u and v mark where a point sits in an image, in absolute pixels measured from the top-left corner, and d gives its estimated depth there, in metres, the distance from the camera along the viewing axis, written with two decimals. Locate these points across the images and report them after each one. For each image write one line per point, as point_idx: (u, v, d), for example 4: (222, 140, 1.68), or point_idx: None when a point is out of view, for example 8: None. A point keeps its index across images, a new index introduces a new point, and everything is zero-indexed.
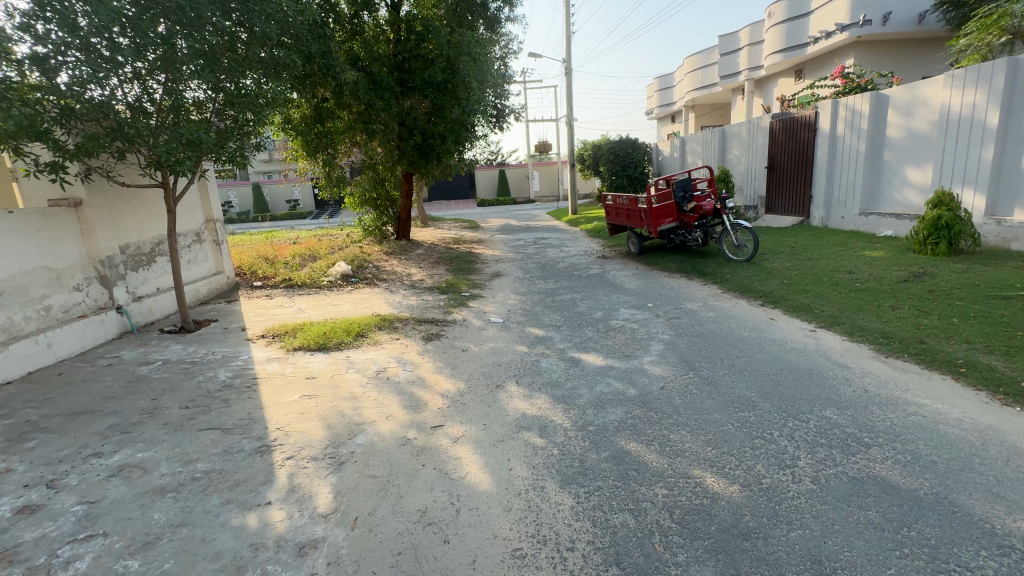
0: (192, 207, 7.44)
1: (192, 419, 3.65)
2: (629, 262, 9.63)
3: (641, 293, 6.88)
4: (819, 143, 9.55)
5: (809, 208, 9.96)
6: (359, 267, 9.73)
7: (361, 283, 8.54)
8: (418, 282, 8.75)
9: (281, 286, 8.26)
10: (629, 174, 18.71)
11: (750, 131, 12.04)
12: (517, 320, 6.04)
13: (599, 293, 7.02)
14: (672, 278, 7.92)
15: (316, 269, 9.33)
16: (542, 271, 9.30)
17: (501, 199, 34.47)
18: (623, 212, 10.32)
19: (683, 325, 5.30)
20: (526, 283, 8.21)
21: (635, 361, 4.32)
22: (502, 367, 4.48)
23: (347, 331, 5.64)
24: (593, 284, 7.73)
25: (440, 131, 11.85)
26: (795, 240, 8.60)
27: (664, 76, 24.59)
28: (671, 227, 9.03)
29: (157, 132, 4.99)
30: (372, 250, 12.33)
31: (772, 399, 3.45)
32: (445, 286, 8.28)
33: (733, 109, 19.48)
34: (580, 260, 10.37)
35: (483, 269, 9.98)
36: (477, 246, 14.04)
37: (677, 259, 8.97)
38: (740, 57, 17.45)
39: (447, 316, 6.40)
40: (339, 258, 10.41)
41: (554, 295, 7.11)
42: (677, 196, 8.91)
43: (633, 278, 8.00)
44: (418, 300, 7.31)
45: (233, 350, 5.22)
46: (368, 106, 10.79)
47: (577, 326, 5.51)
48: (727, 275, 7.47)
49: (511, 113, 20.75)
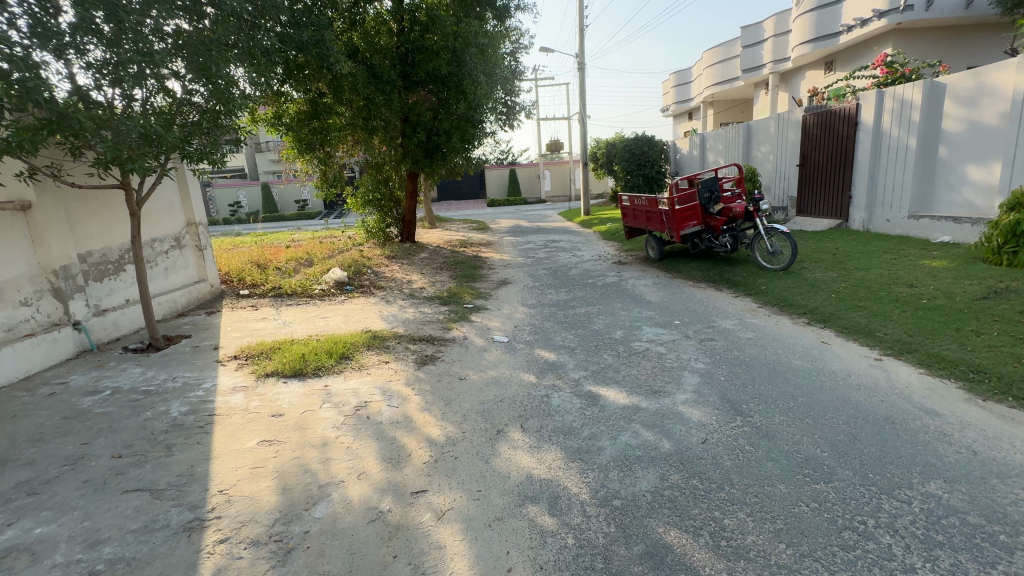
0: (170, 210, 6.82)
1: (120, 476, 2.96)
2: (649, 269, 8.82)
3: (666, 308, 6.08)
4: (861, 138, 8.63)
5: (847, 210, 9.05)
6: (356, 273, 9.06)
7: (356, 292, 7.85)
8: (418, 291, 8.06)
9: (269, 295, 7.61)
10: (645, 173, 17.78)
11: (779, 126, 11.13)
12: (525, 339, 5.29)
13: (617, 307, 6.24)
14: (698, 289, 7.10)
15: (310, 275, 8.67)
16: (554, 279, 8.53)
17: (511, 199, 33.75)
18: (640, 214, 9.52)
19: (719, 350, 4.51)
20: (536, 293, 7.46)
21: (667, 400, 3.55)
22: (505, 404, 3.74)
23: (329, 353, 4.94)
24: (610, 295, 6.95)
25: (445, 128, 11.16)
26: (835, 246, 7.72)
27: (681, 72, 23.62)
28: (695, 231, 8.21)
29: (104, 123, 4.31)
30: (374, 254, 11.66)
31: (853, 464, 2.64)
32: (448, 296, 7.57)
33: (755, 104, 18.49)
34: (595, 266, 9.58)
35: (490, 276, 9.25)
36: (485, 249, 13.32)
37: (702, 266, 8.15)
38: (764, 49, 16.48)
39: (445, 334, 5.67)
40: (336, 263, 9.76)
41: (567, 309, 6.36)
42: (702, 197, 8.09)
43: (655, 289, 7.19)
44: (417, 313, 6.61)
45: (198, 375, 4.54)
46: (367, 101, 10.10)
47: (594, 350, 4.74)
48: (762, 286, 6.64)
49: (522, 111, 19.99)
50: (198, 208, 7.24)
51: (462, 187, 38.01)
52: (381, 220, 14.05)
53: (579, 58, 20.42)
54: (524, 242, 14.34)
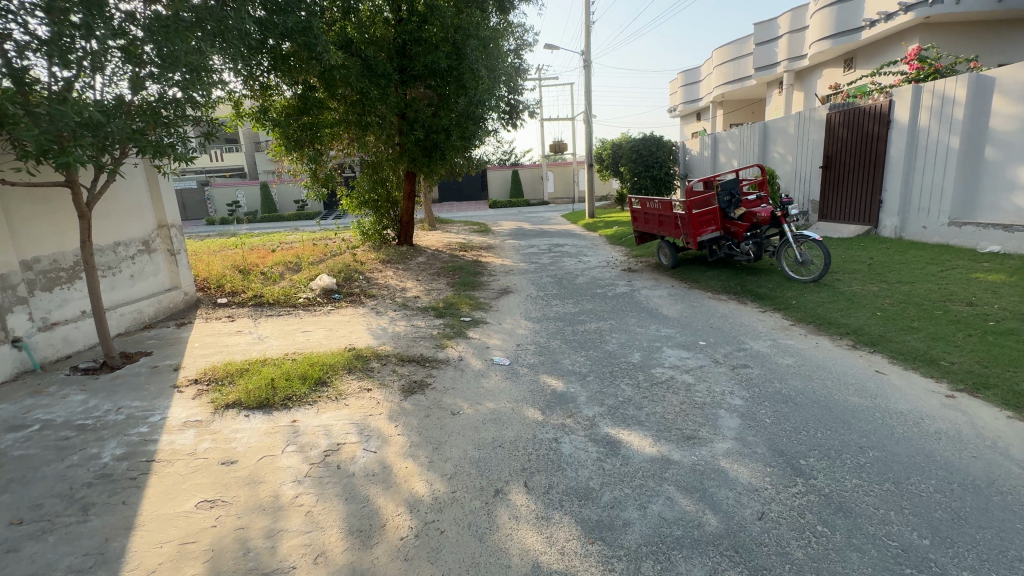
0: (138, 210, 6.17)
1: (11, 555, 2.31)
2: (662, 278, 8.16)
3: (687, 325, 5.42)
4: (894, 136, 7.96)
5: (877, 216, 8.38)
6: (346, 280, 8.44)
7: (345, 301, 7.23)
8: (413, 300, 7.42)
9: (248, 304, 6.98)
10: (653, 175, 17.08)
11: (799, 126, 10.47)
12: (529, 362, 4.64)
13: (632, 323, 5.58)
14: (719, 302, 6.44)
15: (296, 282, 8.02)
16: (559, 288, 7.87)
17: (514, 200, 33.10)
18: (652, 218, 8.85)
19: (757, 380, 3.84)
20: (541, 304, 6.80)
21: (704, 451, 2.89)
22: (505, 451, 3.08)
23: (304, 378, 4.30)
24: (623, 308, 6.29)
25: (444, 125, 10.53)
26: (869, 255, 7.04)
27: (689, 71, 22.97)
28: (714, 236, 7.59)
29: (32, 106, 3.66)
30: (367, 258, 11.02)
31: (970, 562, 1.98)
32: (444, 307, 6.92)
33: (767, 104, 17.86)
34: (603, 274, 8.93)
35: (490, 284, 8.59)
36: (486, 253, 12.69)
37: (721, 276, 7.48)
38: (778, 46, 15.83)
39: (438, 353, 5.02)
40: (326, 268, 9.14)
41: (575, 324, 5.71)
42: (722, 201, 7.46)
43: (672, 302, 6.52)
44: (408, 328, 5.96)
45: (147, 404, 3.89)
46: (361, 95, 9.47)
47: (609, 378, 4.09)
48: (793, 300, 5.97)
49: (525, 109, 19.36)
50: (171, 209, 6.59)
51: (464, 188, 37.40)
52: (377, 222, 13.42)
53: (584, 56, 19.77)
54: (527, 246, 13.70)
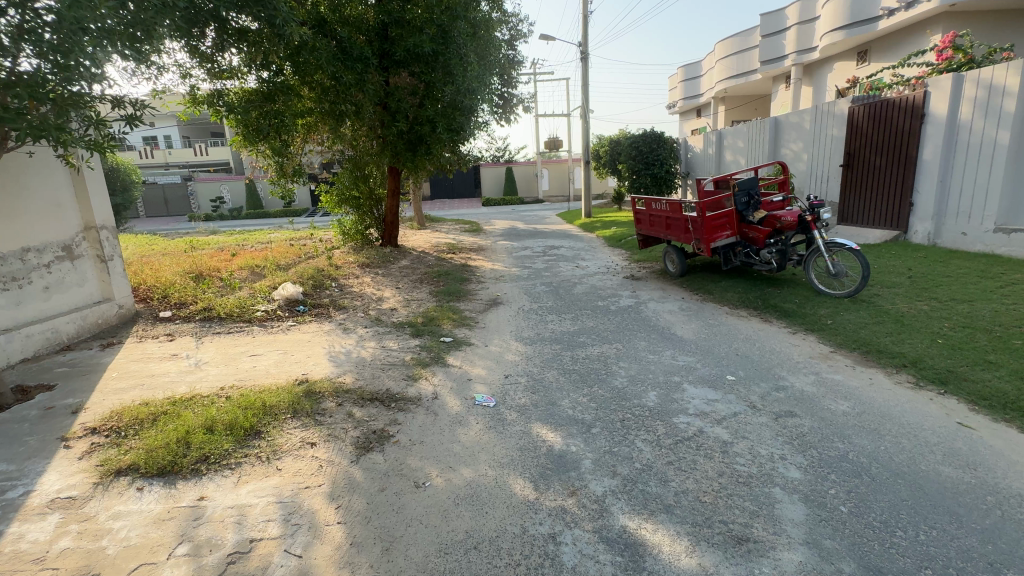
0: (57, 209, 5.20)
1: None
2: (671, 288, 7.28)
3: (708, 351, 4.56)
4: (928, 132, 7.13)
5: (907, 219, 7.55)
6: (316, 288, 7.49)
7: (309, 316, 6.28)
8: (389, 314, 6.49)
9: (195, 318, 6.02)
10: (654, 173, 16.17)
11: (817, 121, 9.61)
12: (518, 402, 3.74)
13: (642, 348, 4.71)
14: (740, 320, 5.57)
15: (256, 291, 7.05)
16: (556, 299, 6.99)
17: (508, 199, 32.12)
18: (658, 220, 7.99)
19: (812, 438, 2.97)
20: (535, 321, 5.90)
21: (765, 569, 2.02)
22: (481, 560, 2.19)
23: (231, 428, 3.36)
24: (630, 327, 5.42)
25: (429, 116, 9.56)
26: (907, 265, 6.21)
27: (690, 65, 22.07)
28: (729, 242, 6.74)
29: None
30: (345, 261, 10.05)
31: None
32: (423, 323, 6.00)
33: (773, 100, 17.03)
34: (603, 282, 8.04)
35: (479, 293, 7.69)
36: (476, 256, 11.77)
37: (738, 287, 6.61)
38: (786, 38, 15.01)
39: (408, 388, 4.11)
40: (294, 273, 8.18)
41: (575, 348, 4.82)
42: (739, 203, 6.60)
43: (685, 320, 5.65)
44: (378, 351, 5.03)
45: (14, 469, 2.97)
46: (334, 78, 8.47)
47: (620, 430, 3.20)
48: (828, 321, 5.12)
49: (519, 103, 18.43)
50: (101, 208, 5.60)
51: (456, 185, 36.41)
52: (359, 221, 12.44)
53: (580, 48, 18.81)
54: (520, 248, 12.79)
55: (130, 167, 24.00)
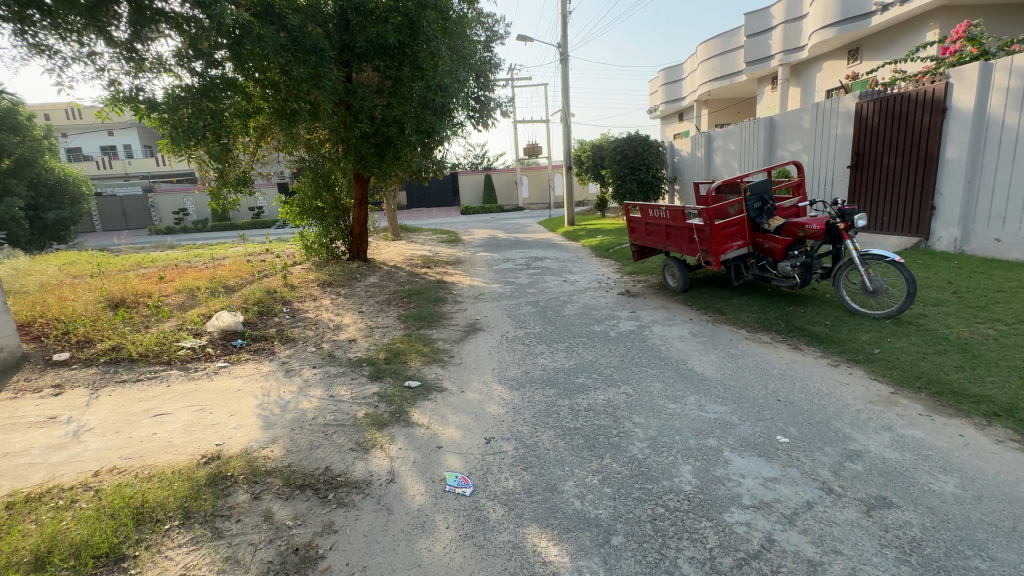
0: None
1: None
2: (674, 306, 6.38)
3: (742, 395, 3.63)
4: (952, 128, 6.43)
5: (929, 224, 6.83)
6: (260, 316, 6.34)
7: (247, 353, 5.15)
8: (347, 347, 5.42)
9: (98, 361, 4.82)
10: (639, 178, 15.36)
11: (818, 119, 8.94)
12: (504, 487, 2.73)
13: (659, 393, 3.76)
14: (767, 349, 4.68)
15: (185, 322, 5.87)
16: (544, 323, 6.01)
17: (487, 206, 31.13)
18: (656, 230, 7.11)
19: (934, 553, 2.06)
20: (522, 354, 4.91)
21: None
22: None
23: (78, 557, 2.27)
24: (637, 361, 4.47)
25: (396, 115, 8.55)
26: (945, 277, 5.44)
27: (670, 69, 21.60)
28: (740, 254, 5.92)
29: None
30: (303, 280, 8.89)
31: None
32: (386, 359, 4.96)
33: (759, 102, 16.55)
34: (596, 300, 7.10)
35: (455, 316, 6.67)
36: (452, 270, 10.73)
37: (754, 306, 5.74)
38: (772, 38, 14.51)
39: (355, 463, 3.07)
40: (238, 297, 7.01)
41: (574, 395, 3.83)
42: (751, 209, 5.79)
43: (701, 350, 4.73)
44: (324, 401, 3.96)
45: None
46: (284, 72, 7.39)
47: (654, 543, 2.22)
48: (875, 349, 4.26)
49: (496, 107, 17.55)
50: None
51: (434, 194, 35.38)
52: (323, 233, 11.28)
53: (559, 49, 18.01)
54: (501, 260, 11.83)
55: (80, 178, 22.16)
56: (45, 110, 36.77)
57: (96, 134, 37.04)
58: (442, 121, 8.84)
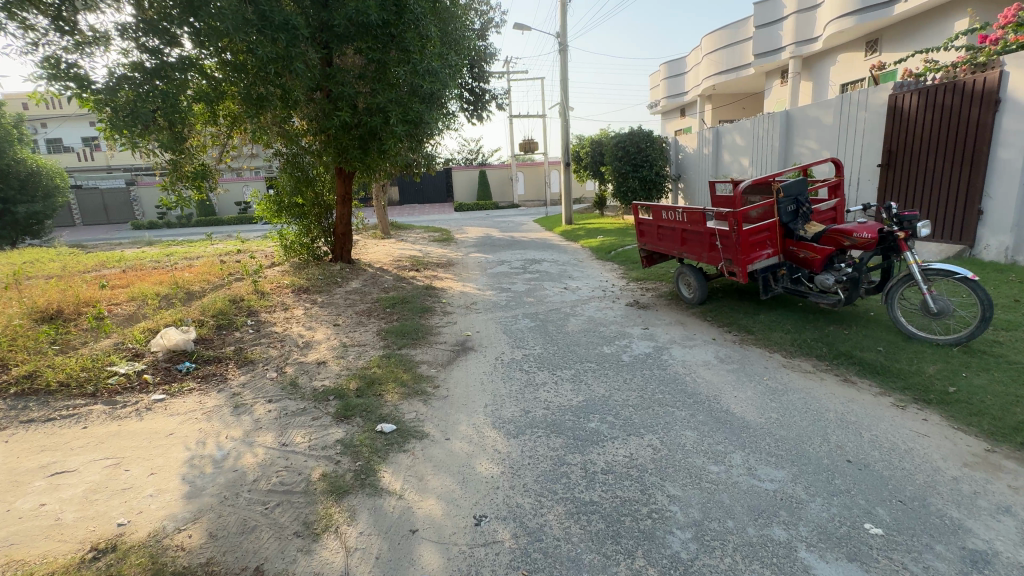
0: None
1: None
2: (693, 322, 5.61)
3: (801, 454, 2.87)
4: (1006, 123, 5.70)
5: (977, 230, 6.10)
6: (218, 332, 5.49)
7: (192, 381, 4.32)
8: (313, 372, 4.60)
9: (5, 394, 3.96)
10: (642, 175, 14.58)
11: (845, 113, 8.19)
12: None
13: (694, 448, 2.98)
14: (813, 382, 3.92)
15: (126, 339, 5.01)
16: (545, 342, 5.23)
17: (482, 203, 30.27)
18: (669, 233, 6.35)
19: None
20: (519, 385, 4.12)
21: None
22: None
23: None
24: (661, 399, 3.69)
25: (380, 103, 7.71)
26: (1010, 294, 4.70)
27: (673, 62, 20.84)
28: (770, 264, 5.18)
29: None
30: (276, 285, 8.05)
31: None
32: (357, 390, 4.15)
33: (767, 97, 15.82)
34: (603, 312, 6.31)
35: (443, 331, 5.88)
36: (443, 273, 9.91)
37: (788, 325, 4.98)
38: (783, 29, 13.77)
39: (298, 560, 2.27)
40: (196, 307, 6.16)
41: (586, 449, 3.05)
42: (784, 212, 5.05)
43: (734, 382, 3.97)
44: (273, 454, 3.15)
45: None
46: (248, 51, 6.50)
47: None
48: (950, 387, 3.51)
49: (491, 99, 16.69)
50: None
51: (427, 190, 34.51)
52: (304, 233, 10.42)
53: (558, 39, 17.14)
54: (496, 262, 11.05)
55: (55, 170, 21.04)
56: (24, 100, 35.40)
57: (77, 124, 35.62)
58: (430, 110, 8.04)
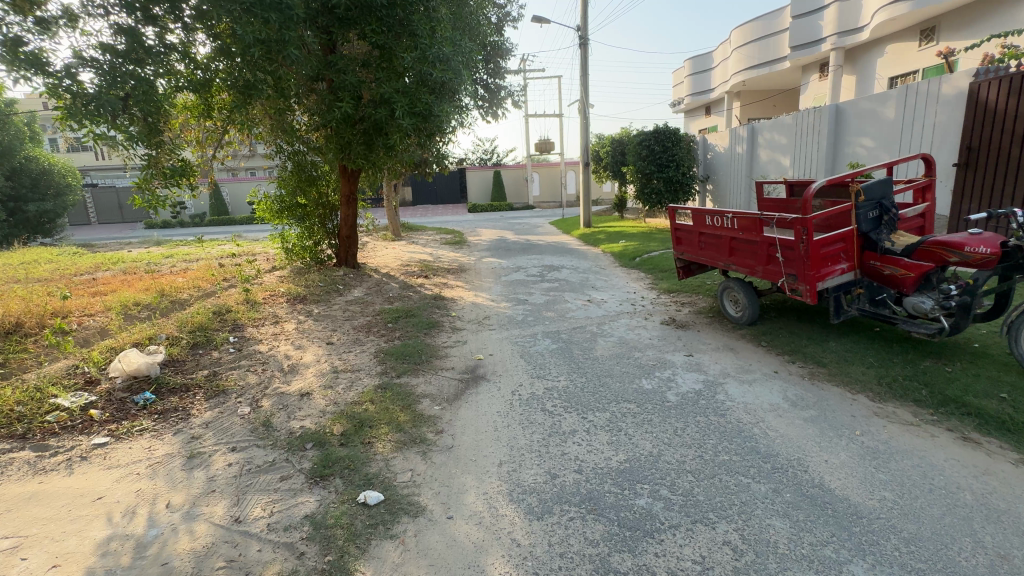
0: None
1: None
2: (746, 350, 4.73)
3: (953, 572, 2.01)
4: None
5: None
6: (192, 353, 4.75)
7: (146, 420, 3.57)
8: (293, 407, 3.84)
9: None
10: (668, 176, 13.58)
11: (909, 106, 7.24)
12: None
13: (791, 552, 2.14)
14: (924, 441, 3.04)
15: (82, 362, 4.30)
16: (571, 371, 4.39)
17: (496, 204, 29.46)
18: (713, 241, 5.49)
19: None
20: (542, 435, 3.30)
21: None
22: None
23: None
24: (729, 463, 2.83)
25: (384, 93, 6.92)
26: None
27: (698, 57, 19.84)
28: (844, 281, 4.30)
29: None
30: (271, 294, 7.33)
31: None
32: (341, 435, 3.37)
33: (803, 93, 14.77)
34: (636, 333, 5.45)
35: (450, 353, 5.08)
36: (455, 281, 9.13)
37: (869, 359, 4.09)
38: (823, 19, 12.74)
39: None
40: (172, 322, 5.45)
41: (638, 545, 2.24)
42: (865, 219, 4.17)
43: (819, 439, 3.10)
44: (219, 538, 2.38)
45: None
46: (237, 33, 5.79)
47: None
48: None
49: (507, 96, 15.88)
50: None
51: (440, 191, 33.88)
52: (306, 235, 9.73)
53: (578, 32, 16.25)
54: (511, 268, 10.24)
55: (68, 169, 20.78)
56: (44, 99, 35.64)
57: None
58: (440, 102, 7.26)
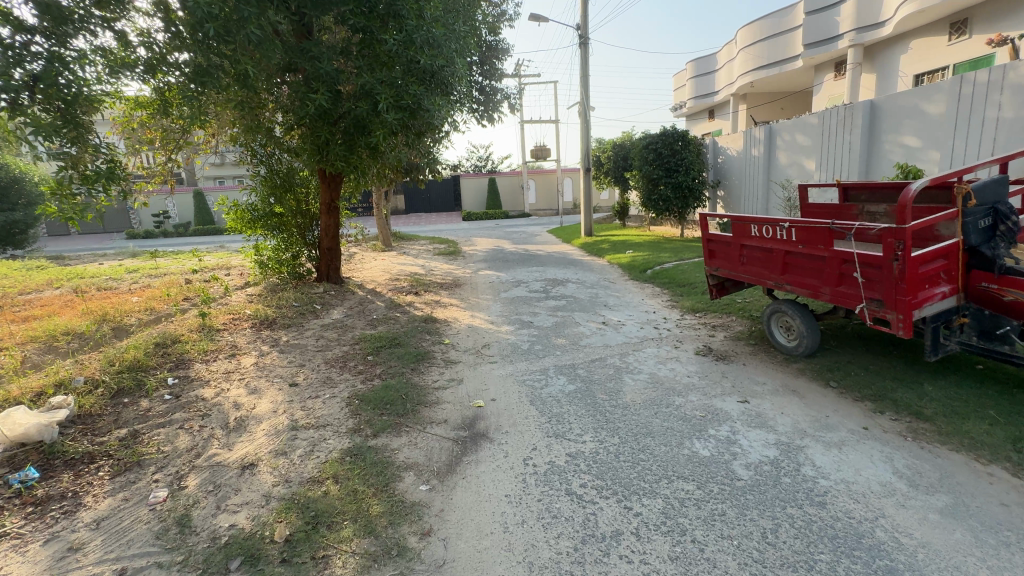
0: None
1: None
2: (814, 394, 3.77)
3: None
4: None
5: None
6: (111, 405, 3.72)
7: (12, 518, 2.55)
8: (226, 489, 2.82)
9: None
10: (677, 182, 12.64)
11: (964, 100, 6.42)
12: None
13: None
14: None
15: None
16: (599, 428, 3.39)
17: (492, 212, 28.53)
18: (760, 255, 4.54)
19: None
20: (574, 542, 2.31)
21: None
22: None
23: None
24: None
25: (365, 84, 5.94)
26: None
27: (701, 60, 19.16)
28: (944, 308, 3.38)
29: None
30: (235, 317, 6.30)
31: None
32: (284, 544, 2.36)
33: (816, 93, 14.02)
34: (670, 368, 4.46)
35: (443, 398, 4.07)
36: (449, 298, 8.13)
37: (988, 413, 3.14)
38: (840, 14, 12.00)
39: None
40: (97, 360, 4.41)
41: None
42: (974, 229, 3.28)
43: (977, 553, 2.14)
44: None
45: None
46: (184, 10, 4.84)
47: None
48: None
49: (504, 98, 14.99)
50: None
51: (433, 199, 32.97)
52: (282, 247, 8.71)
53: (578, 31, 15.43)
54: (511, 283, 9.26)
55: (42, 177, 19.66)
56: None
57: None
58: (431, 94, 6.33)
